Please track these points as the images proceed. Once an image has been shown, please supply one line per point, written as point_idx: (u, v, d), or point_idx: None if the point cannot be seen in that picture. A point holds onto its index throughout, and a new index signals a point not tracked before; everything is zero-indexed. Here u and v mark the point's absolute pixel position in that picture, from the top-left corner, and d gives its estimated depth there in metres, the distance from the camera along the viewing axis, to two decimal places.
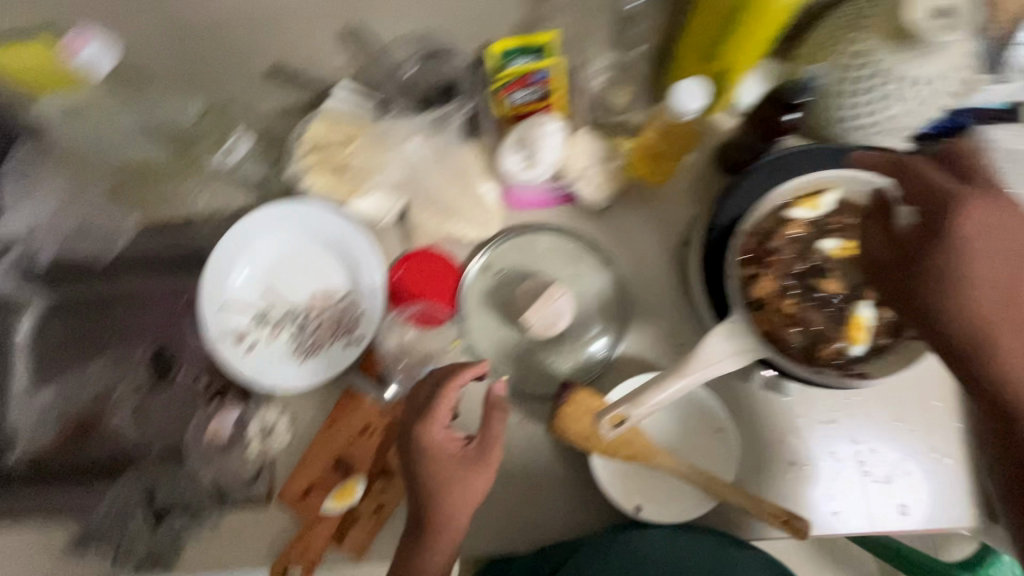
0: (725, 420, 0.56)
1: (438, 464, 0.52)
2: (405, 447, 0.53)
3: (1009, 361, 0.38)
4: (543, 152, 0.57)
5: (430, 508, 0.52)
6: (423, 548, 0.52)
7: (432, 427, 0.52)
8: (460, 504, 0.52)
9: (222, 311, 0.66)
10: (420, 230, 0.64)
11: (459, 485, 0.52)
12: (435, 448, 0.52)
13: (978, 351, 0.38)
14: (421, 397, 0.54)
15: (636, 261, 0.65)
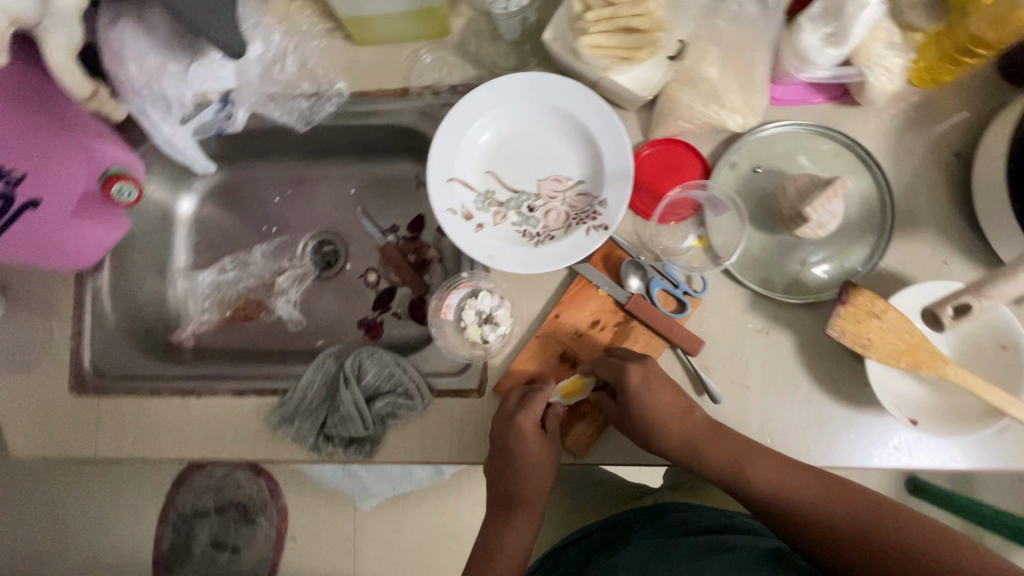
0: (1020, 335, 0.52)
1: (528, 444, 0.57)
2: (496, 458, 0.59)
3: (648, 394, 0.55)
4: (859, 29, 0.52)
5: (500, 527, 0.61)
6: (508, 528, 0.61)
7: (531, 410, 0.57)
8: (527, 472, 0.59)
9: (447, 188, 0.62)
10: (677, 115, 0.59)
11: (500, 544, 0.60)
12: (525, 433, 0.57)
13: (698, 445, 0.56)
14: (512, 400, 0.58)
15: (901, 172, 0.60)
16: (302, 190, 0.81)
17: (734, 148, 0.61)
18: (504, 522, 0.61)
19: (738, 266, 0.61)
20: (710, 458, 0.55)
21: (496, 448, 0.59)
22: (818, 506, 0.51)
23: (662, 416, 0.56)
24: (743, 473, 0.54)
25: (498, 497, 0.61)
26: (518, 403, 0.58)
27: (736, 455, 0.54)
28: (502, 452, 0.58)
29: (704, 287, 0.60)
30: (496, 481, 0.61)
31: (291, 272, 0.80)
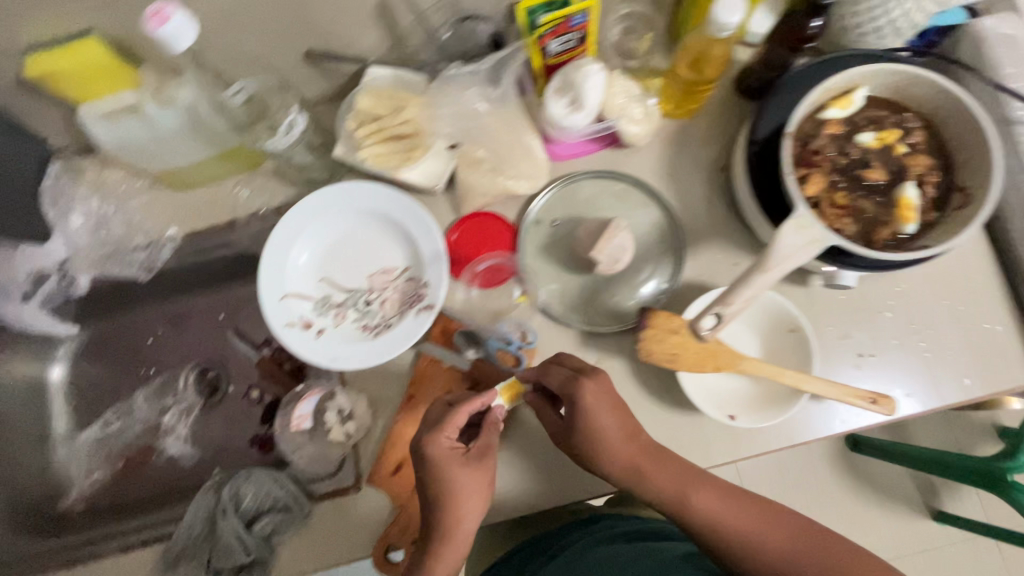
0: (797, 318, 0.59)
1: (452, 467, 0.55)
2: (437, 458, 0.55)
3: (597, 413, 0.56)
4: (587, 92, 0.59)
5: (439, 478, 0.55)
6: (465, 513, 0.55)
7: (442, 433, 0.56)
8: (463, 495, 0.55)
9: (284, 304, 0.66)
10: (472, 192, 0.66)
11: (459, 485, 0.55)
12: (440, 455, 0.56)
13: (643, 471, 0.56)
14: (435, 411, 0.58)
15: (680, 195, 0.68)
16: (171, 327, 0.83)
17: (533, 207, 0.68)
18: (461, 512, 0.55)
19: (562, 311, 0.66)
20: (655, 484, 0.56)
21: (424, 472, 0.57)
22: (762, 539, 0.53)
23: (611, 444, 0.57)
24: (683, 493, 0.55)
25: (433, 482, 0.56)
26: (431, 424, 0.57)
27: (679, 484, 0.56)
28: (428, 478, 0.56)
29: (534, 338, 0.65)
30: (422, 512, 0.57)
31: (175, 409, 0.82)
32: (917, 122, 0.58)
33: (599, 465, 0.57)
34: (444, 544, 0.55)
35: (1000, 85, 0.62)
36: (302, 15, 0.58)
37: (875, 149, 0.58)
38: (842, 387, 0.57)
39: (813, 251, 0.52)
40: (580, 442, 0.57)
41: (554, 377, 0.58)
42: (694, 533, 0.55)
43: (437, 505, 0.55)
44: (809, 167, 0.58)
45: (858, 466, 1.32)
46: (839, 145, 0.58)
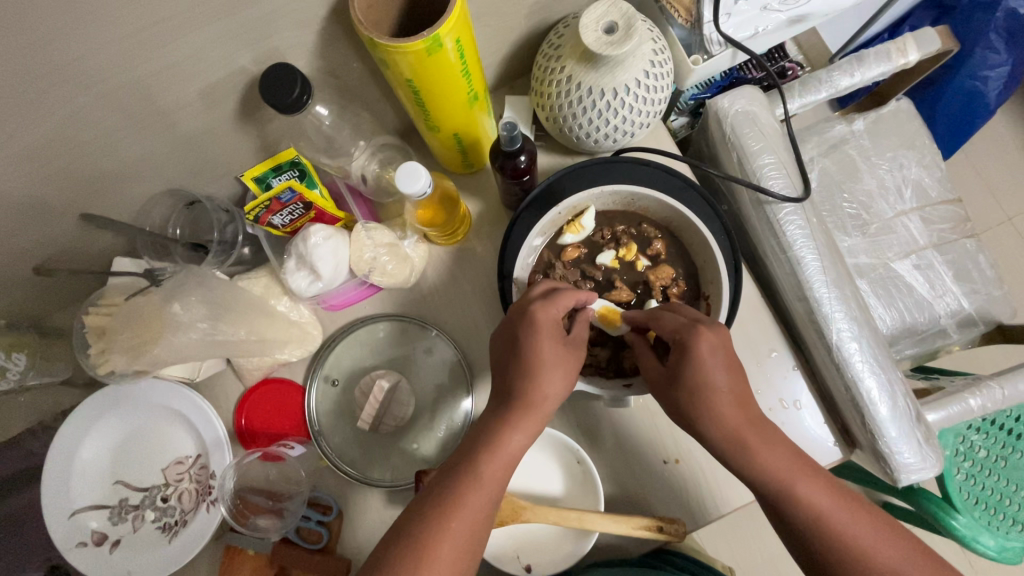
0: (579, 451, 0.58)
1: (546, 338, 0.48)
2: (522, 309, 0.50)
3: (705, 364, 0.45)
4: (320, 263, 0.57)
5: (524, 340, 0.48)
6: (511, 427, 0.47)
7: (552, 304, 0.48)
8: (541, 383, 0.47)
9: (73, 522, 0.63)
10: (244, 368, 0.64)
11: (537, 357, 0.48)
12: (546, 326, 0.48)
13: (737, 432, 0.46)
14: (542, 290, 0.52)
15: (463, 323, 0.66)
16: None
17: (315, 368, 0.65)
18: (508, 421, 0.47)
19: (362, 469, 0.64)
20: (749, 460, 0.46)
21: (510, 341, 0.49)
22: (816, 509, 0.45)
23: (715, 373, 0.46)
24: (748, 451, 0.46)
25: (510, 380, 0.49)
26: (541, 295, 0.51)
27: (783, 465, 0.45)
28: (516, 347, 0.49)
29: (334, 507, 0.63)
30: (506, 386, 0.48)
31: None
32: (656, 231, 0.56)
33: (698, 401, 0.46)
34: (466, 486, 0.44)
35: (746, 161, 0.60)
36: (2, 246, 0.55)
37: (617, 267, 0.56)
38: (629, 521, 0.54)
39: None
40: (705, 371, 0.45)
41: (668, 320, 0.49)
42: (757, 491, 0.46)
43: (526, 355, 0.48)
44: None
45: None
46: (580, 269, 0.56)
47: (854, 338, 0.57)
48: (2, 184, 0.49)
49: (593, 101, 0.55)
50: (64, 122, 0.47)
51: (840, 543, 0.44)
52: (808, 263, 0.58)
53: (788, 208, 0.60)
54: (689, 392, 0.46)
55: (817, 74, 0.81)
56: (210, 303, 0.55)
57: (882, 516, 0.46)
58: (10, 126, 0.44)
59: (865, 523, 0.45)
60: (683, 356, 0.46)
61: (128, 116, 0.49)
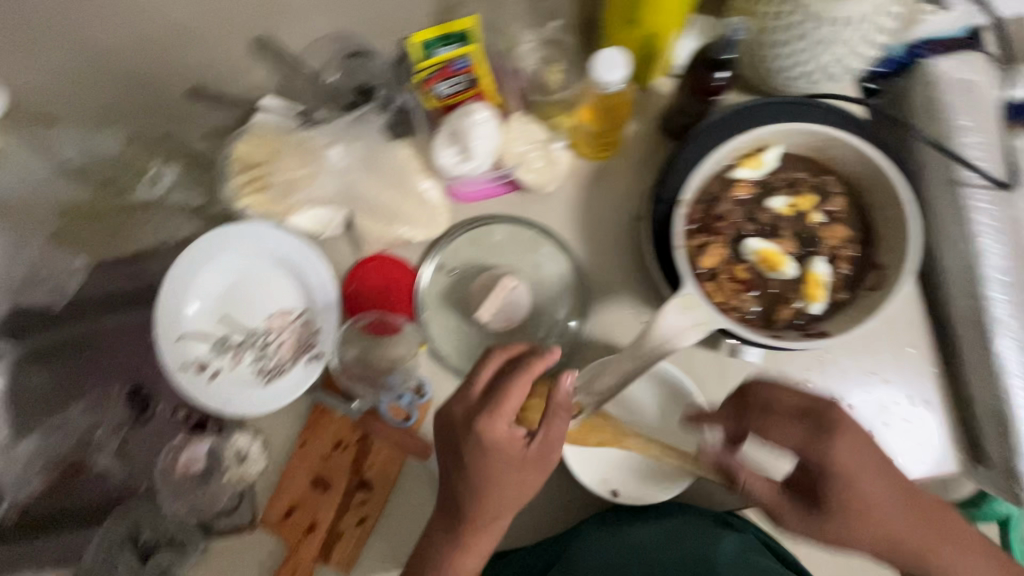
0: (695, 395, 0.55)
1: (496, 458, 0.47)
2: (465, 419, 0.48)
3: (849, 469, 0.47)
4: (476, 142, 0.55)
5: (461, 455, 0.48)
6: (496, 486, 0.48)
7: (498, 420, 0.47)
8: (499, 483, 0.48)
9: (180, 344, 0.65)
10: (366, 236, 0.62)
11: (484, 464, 0.48)
12: (497, 445, 0.47)
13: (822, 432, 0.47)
14: (477, 387, 0.49)
15: (590, 243, 0.64)
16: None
17: (432, 254, 0.65)
18: (491, 467, 0.48)
19: (460, 364, 0.64)
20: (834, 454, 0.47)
21: (449, 451, 0.49)
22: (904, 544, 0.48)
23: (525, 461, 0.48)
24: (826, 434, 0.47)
25: (466, 501, 0.49)
26: (478, 400, 0.48)
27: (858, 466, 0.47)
28: (466, 448, 0.48)
29: (427, 390, 0.64)
30: (461, 492, 0.49)
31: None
32: (840, 186, 0.52)
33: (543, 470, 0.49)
34: (465, 539, 0.49)
35: (950, 135, 0.55)
36: None
37: (788, 216, 0.52)
38: (735, 475, 0.53)
39: (700, 334, 0.49)
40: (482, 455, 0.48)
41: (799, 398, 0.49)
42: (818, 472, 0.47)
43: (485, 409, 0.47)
44: (711, 234, 0.52)
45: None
46: (747, 209, 0.52)
47: (1016, 347, 0.53)
48: None
49: (810, 28, 0.50)
50: None
51: (916, 559, 0.49)
52: (989, 258, 0.54)
53: (985, 197, 0.54)
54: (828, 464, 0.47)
55: None
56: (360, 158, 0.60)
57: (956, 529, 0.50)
58: None
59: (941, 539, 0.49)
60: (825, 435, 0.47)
61: None
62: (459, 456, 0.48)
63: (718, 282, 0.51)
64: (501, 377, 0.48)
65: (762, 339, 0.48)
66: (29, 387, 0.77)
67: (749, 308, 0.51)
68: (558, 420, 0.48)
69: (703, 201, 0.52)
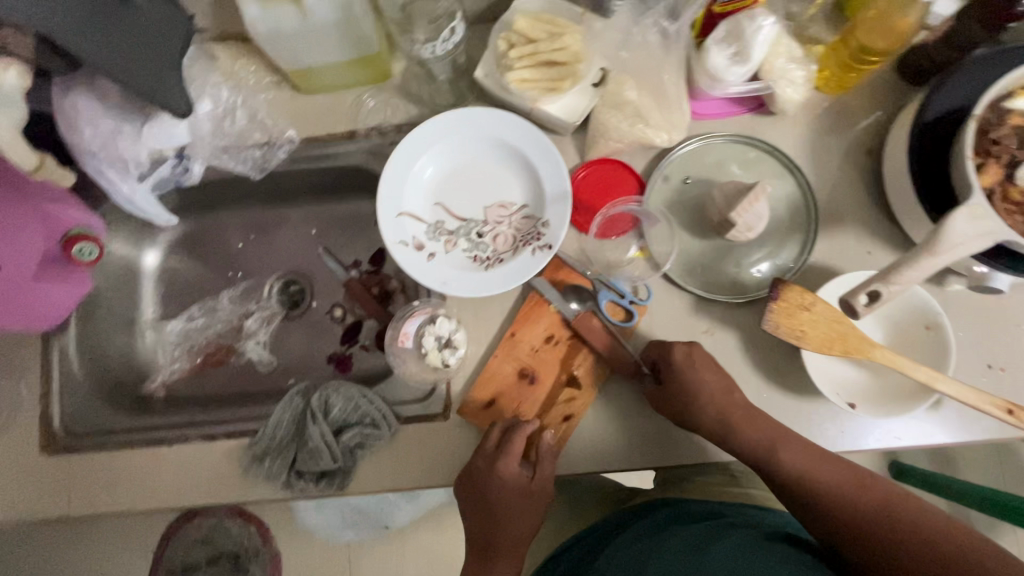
0: (940, 316, 0.56)
1: (504, 487, 0.60)
2: (486, 462, 0.59)
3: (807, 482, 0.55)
4: (756, 47, 0.57)
5: (488, 495, 0.60)
6: (509, 489, 0.60)
7: (511, 460, 0.58)
8: (511, 507, 0.61)
9: (398, 222, 0.65)
10: (608, 136, 0.63)
11: (494, 501, 0.60)
12: (507, 478, 0.59)
13: (861, 487, 0.54)
14: (492, 440, 0.60)
15: (819, 172, 0.65)
16: (266, 235, 0.83)
17: (662, 163, 0.65)
18: (502, 481, 0.60)
19: (678, 274, 0.64)
20: (857, 505, 0.53)
21: (477, 500, 0.61)
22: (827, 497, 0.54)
23: (835, 483, 0.54)
24: (857, 501, 0.53)
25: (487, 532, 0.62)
26: (495, 444, 0.60)
27: (918, 513, 0.52)
28: (483, 470, 0.59)
29: (646, 295, 0.63)
30: (490, 496, 0.60)
31: (258, 315, 0.82)
32: None
33: (819, 493, 0.54)
34: (495, 553, 0.62)
35: None
36: None
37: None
38: (983, 394, 0.53)
39: (986, 243, 0.49)
40: (830, 486, 0.54)
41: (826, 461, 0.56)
42: (871, 544, 0.51)
43: (763, 436, 0.57)
44: (986, 158, 0.54)
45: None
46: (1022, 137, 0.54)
47: None
48: None
49: None
50: None
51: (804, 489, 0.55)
52: None
53: None
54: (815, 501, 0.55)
55: None
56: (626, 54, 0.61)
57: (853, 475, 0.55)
58: None
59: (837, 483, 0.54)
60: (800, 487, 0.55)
61: None
62: (476, 469, 0.60)
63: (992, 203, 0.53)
64: (507, 433, 0.60)
65: None
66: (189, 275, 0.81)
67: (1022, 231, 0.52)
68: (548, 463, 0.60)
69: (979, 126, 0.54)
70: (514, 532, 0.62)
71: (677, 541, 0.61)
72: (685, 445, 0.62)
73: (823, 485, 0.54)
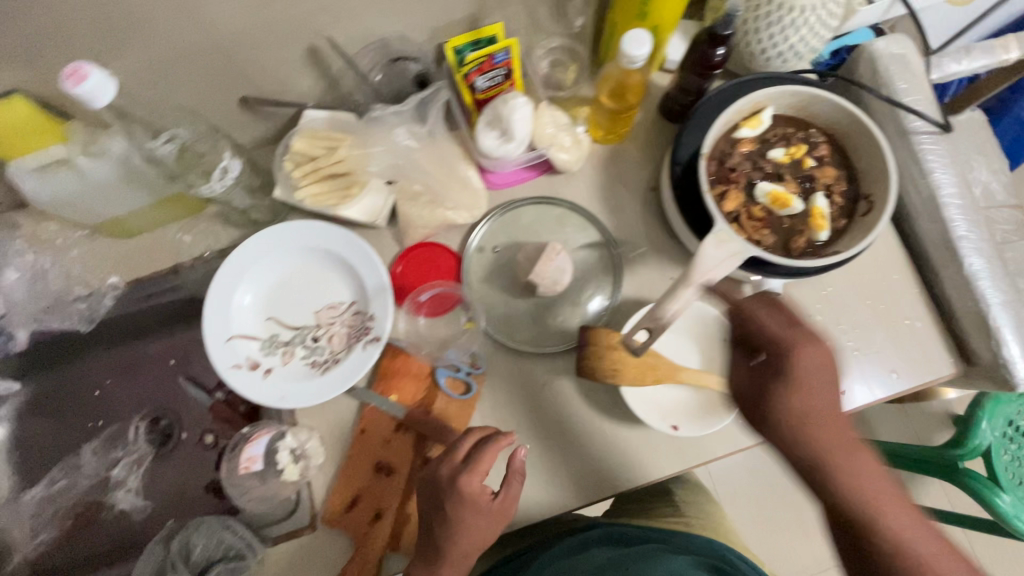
0: (731, 326, 0.62)
1: (471, 506, 0.55)
2: (448, 478, 0.56)
3: (822, 476, 0.52)
4: (516, 124, 0.62)
5: (446, 510, 0.55)
6: (472, 516, 0.55)
7: (475, 476, 0.55)
8: (470, 522, 0.55)
9: (230, 345, 0.65)
10: (414, 224, 0.67)
11: (456, 518, 0.55)
12: (472, 496, 0.55)
13: (878, 507, 0.51)
14: (463, 450, 0.57)
15: (615, 215, 0.71)
16: (123, 376, 0.81)
17: (474, 235, 0.70)
18: (459, 501, 0.55)
19: (510, 335, 0.68)
20: (884, 522, 0.50)
21: (436, 509, 0.56)
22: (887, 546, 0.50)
23: (841, 449, 0.52)
24: (875, 520, 0.50)
25: (438, 542, 0.56)
26: (464, 462, 0.56)
27: (919, 540, 0.50)
28: (450, 480, 0.56)
29: (481, 364, 0.67)
30: (455, 512, 0.55)
31: (125, 461, 0.79)
32: (822, 137, 0.63)
33: (832, 479, 0.52)
34: (438, 567, 0.56)
35: (895, 97, 0.67)
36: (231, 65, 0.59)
37: (787, 163, 0.62)
38: None
39: (735, 263, 0.56)
40: (839, 487, 0.52)
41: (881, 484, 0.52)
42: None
43: (801, 459, 0.53)
44: (728, 184, 0.61)
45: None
46: (753, 161, 0.62)
47: (982, 259, 0.64)
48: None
49: (779, 17, 0.63)
50: None
51: (868, 524, 0.50)
52: (945, 189, 0.65)
53: (929, 139, 0.67)
54: (870, 508, 0.51)
55: (929, 60, 0.90)
56: None
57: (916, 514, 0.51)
58: None
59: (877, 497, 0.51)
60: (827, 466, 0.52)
61: None
62: (433, 479, 0.57)
63: (741, 221, 0.60)
64: (477, 446, 0.57)
65: (788, 261, 0.57)
66: (46, 439, 0.79)
67: (769, 242, 0.60)
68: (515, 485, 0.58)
69: (716, 159, 0.62)
70: (461, 561, 0.56)
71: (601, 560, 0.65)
72: (540, 497, 0.62)
73: (835, 480, 0.52)
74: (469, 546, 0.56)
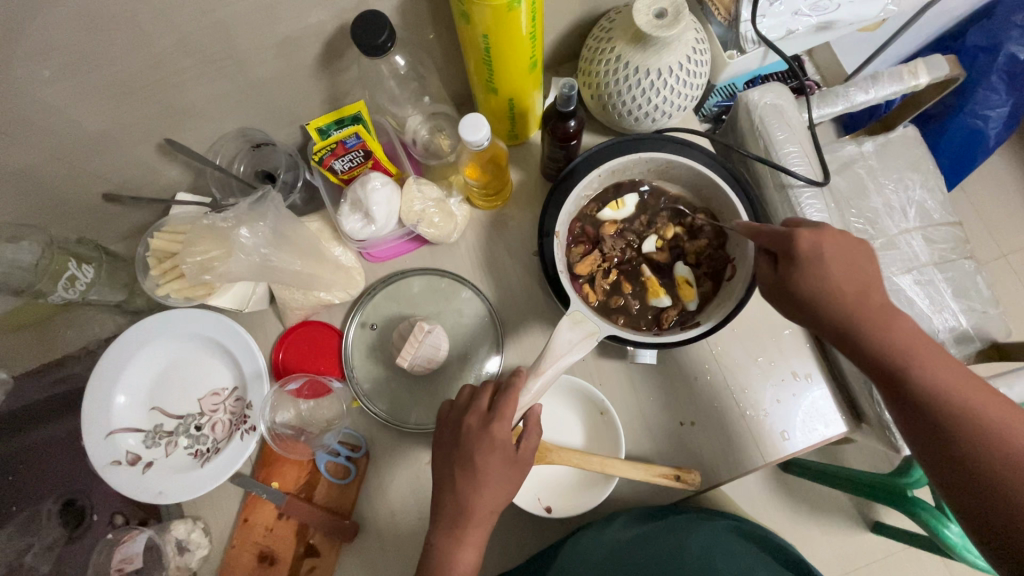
0: (605, 402, 0.63)
1: (493, 451, 0.51)
2: (480, 427, 0.52)
3: (870, 327, 0.48)
4: (375, 207, 0.61)
5: (476, 459, 0.51)
6: (485, 471, 0.51)
7: (507, 421, 0.51)
8: (490, 474, 0.51)
9: (109, 441, 0.64)
10: (289, 305, 0.67)
11: (485, 473, 0.51)
12: (499, 440, 0.51)
13: (916, 358, 0.48)
14: (484, 401, 0.53)
15: (497, 283, 0.70)
16: (19, 462, 0.70)
17: (357, 310, 0.69)
18: (476, 453, 0.51)
19: (393, 414, 0.67)
20: (919, 367, 0.47)
21: (462, 460, 0.52)
22: (931, 379, 0.47)
23: (874, 318, 0.48)
24: (914, 363, 0.47)
25: (461, 499, 0.51)
26: (487, 410, 0.53)
27: (966, 386, 0.47)
28: (464, 443, 0.52)
29: (362, 446, 0.66)
30: (466, 476, 0.51)
31: (34, 549, 0.68)
32: (693, 206, 0.65)
33: (861, 335, 0.48)
34: (466, 529, 0.51)
35: (772, 149, 0.66)
36: (78, 169, 0.59)
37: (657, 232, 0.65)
38: (649, 469, 0.59)
39: (593, 343, 0.55)
40: (869, 341, 0.48)
41: (902, 328, 0.48)
42: (916, 413, 0.48)
43: (838, 310, 0.48)
44: (593, 248, 0.64)
45: (792, 487, 1.15)
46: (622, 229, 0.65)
47: None
48: (87, 110, 0.53)
49: (637, 79, 0.60)
50: (157, 54, 0.51)
51: (941, 400, 0.47)
52: None
53: (809, 193, 0.66)
54: (902, 363, 0.47)
55: (835, 89, 0.88)
56: (275, 230, 0.59)
57: (978, 377, 0.48)
58: (114, 50, 0.49)
59: (960, 386, 0.47)
60: (902, 382, 0.48)
61: (211, 52, 0.53)
62: (462, 435, 0.52)
63: (601, 285, 0.63)
64: (498, 393, 0.53)
65: (641, 335, 0.58)
66: None
67: (631, 310, 0.63)
68: (536, 434, 0.54)
69: (581, 233, 0.64)
70: (485, 510, 0.51)
71: (657, 533, 0.60)
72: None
73: (868, 349, 0.48)
74: (474, 557, 0.51)
